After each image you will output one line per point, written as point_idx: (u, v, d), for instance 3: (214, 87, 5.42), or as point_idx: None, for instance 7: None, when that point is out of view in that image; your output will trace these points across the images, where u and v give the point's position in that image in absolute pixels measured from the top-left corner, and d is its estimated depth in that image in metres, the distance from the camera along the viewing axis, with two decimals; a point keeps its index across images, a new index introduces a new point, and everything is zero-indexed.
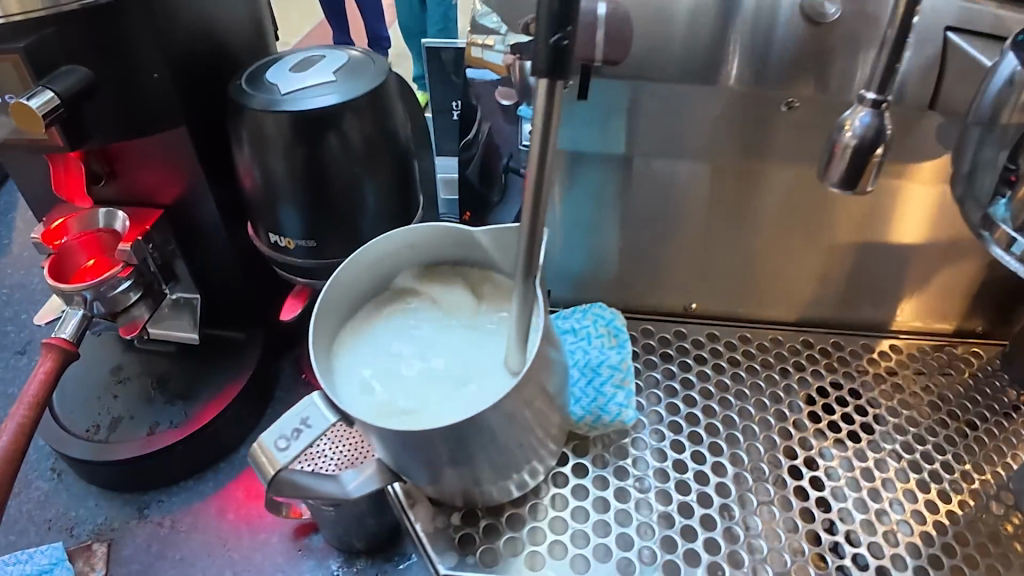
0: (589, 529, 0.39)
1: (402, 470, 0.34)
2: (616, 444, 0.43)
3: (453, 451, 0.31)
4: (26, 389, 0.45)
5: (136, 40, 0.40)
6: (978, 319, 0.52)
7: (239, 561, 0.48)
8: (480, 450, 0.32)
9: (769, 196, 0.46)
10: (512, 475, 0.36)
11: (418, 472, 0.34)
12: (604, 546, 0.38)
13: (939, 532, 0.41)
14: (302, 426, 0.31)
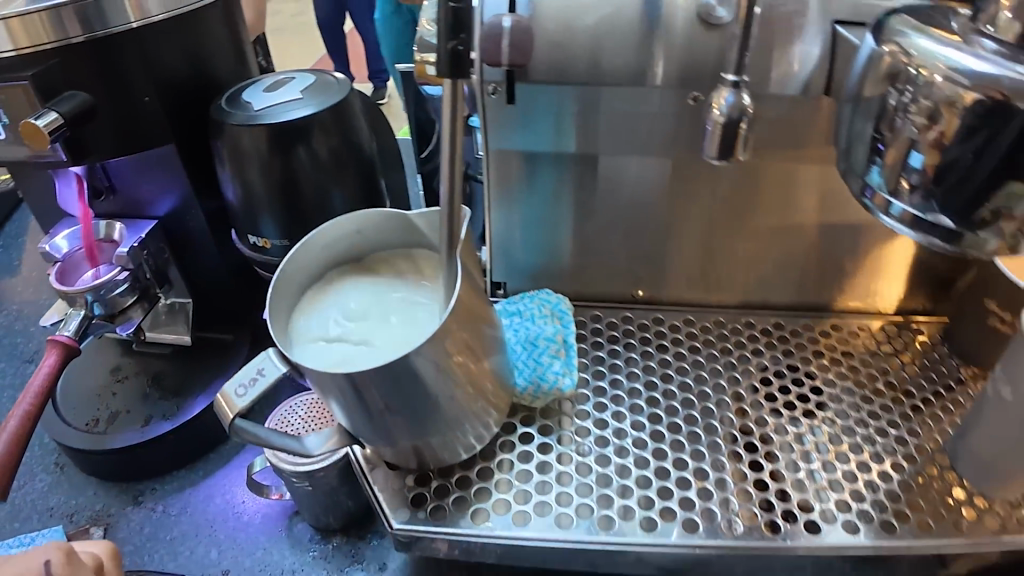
0: (531, 489, 0.42)
1: (352, 429, 0.38)
2: (559, 414, 0.47)
3: (387, 402, 0.35)
4: (34, 383, 0.49)
5: (130, 69, 0.47)
6: (918, 298, 0.55)
7: (224, 540, 0.52)
8: (419, 403, 0.36)
9: (703, 187, 0.50)
10: (455, 435, 0.40)
11: (367, 429, 0.38)
12: (545, 502, 0.42)
13: (870, 490, 0.44)
14: (258, 375, 0.35)
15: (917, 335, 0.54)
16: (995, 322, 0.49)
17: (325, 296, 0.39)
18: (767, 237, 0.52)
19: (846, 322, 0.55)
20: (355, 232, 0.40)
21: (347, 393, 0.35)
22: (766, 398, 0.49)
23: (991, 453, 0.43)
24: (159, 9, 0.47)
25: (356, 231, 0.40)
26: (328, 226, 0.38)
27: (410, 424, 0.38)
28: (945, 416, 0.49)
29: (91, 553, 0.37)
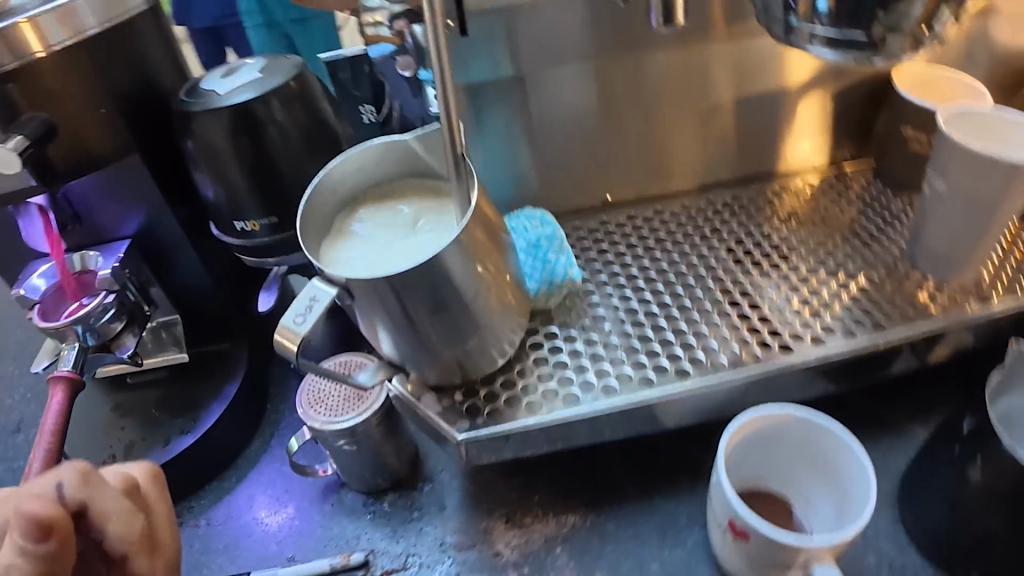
0: (572, 373, 0.45)
1: (403, 347, 0.41)
2: (574, 308, 0.50)
3: (436, 306, 0.38)
4: (45, 423, 0.48)
5: (80, 82, 0.47)
6: (847, 148, 0.62)
7: (274, 536, 0.52)
8: (455, 304, 0.39)
9: (642, 82, 0.55)
10: (496, 336, 0.43)
11: (411, 345, 0.41)
12: (587, 381, 0.45)
13: (854, 302, 0.51)
14: (312, 302, 0.35)
15: (854, 180, 0.61)
16: (916, 146, 0.56)
17: (344, 231, 0.40)
18: (707, 117, 0.58)
19: (791, 182, 0.62)
20: (357, 169, 0.41)
21: (390, 302, 0.37)
22: (745, 254, 0.55)
23: (943, 248, 0.51)
24: (92, 22, 0.47)
25: (357, 167, 0.41)
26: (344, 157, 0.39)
27: (451, 330, 0.40)
28: (895, 235, 0.56)
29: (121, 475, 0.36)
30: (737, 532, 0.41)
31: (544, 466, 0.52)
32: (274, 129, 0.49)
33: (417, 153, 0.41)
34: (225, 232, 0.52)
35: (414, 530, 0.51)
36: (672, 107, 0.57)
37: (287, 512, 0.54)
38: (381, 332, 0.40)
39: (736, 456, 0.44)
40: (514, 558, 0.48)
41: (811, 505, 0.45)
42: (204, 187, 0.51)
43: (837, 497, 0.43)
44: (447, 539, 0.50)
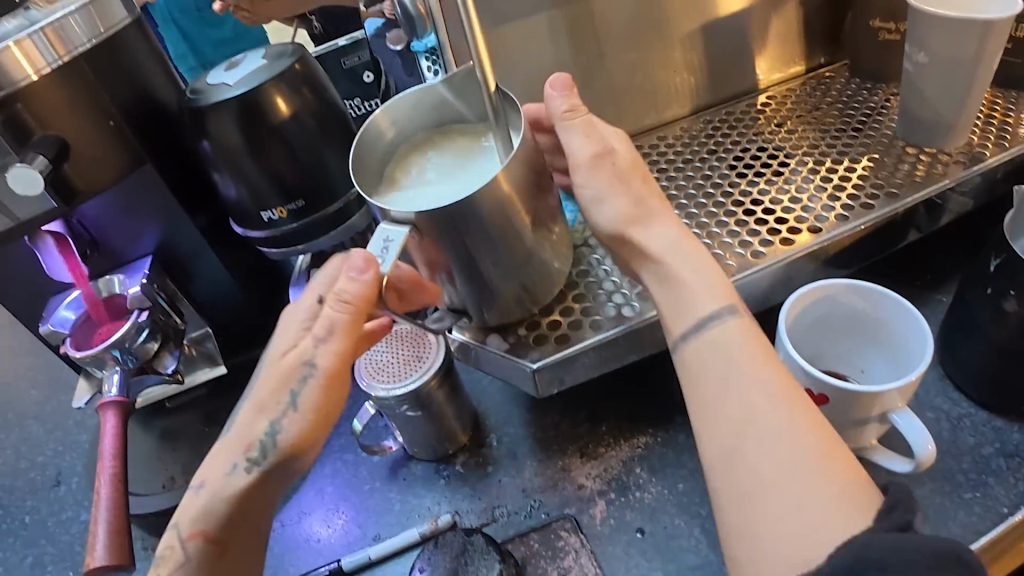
0: (625, 289, 0.46)
1: (466, 287, 0.42)
2: None
3: (492, 238, 0.39)
4: (104, 448, 0.48)
5: (83, 97, 0.47)
6: (817, 53, 0.65)
7: (337, 542, 0.50)
8: (512, 232, 0.40)
9: (623, 15, 0.57)
10: (550, 262, 0.44)
11: (472, 284, 0.42)
12: (641, 292, 0.46)
13: (863, 181, 0.53)
14: (387, 243, 0.37)
15: (833, 81, 0.64)
16: (884, 36, 0.59)
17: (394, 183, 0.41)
18: (690, 41, 0.60)
19: (775, 92, 0.64)
20: (393, 123, 0.42)
21: (451, 238, 0.38)
22: (752, 160, 0.57)
23: (932, 116, 0.53)
24: (84, 38, 0.47)
25: (393, 122, 0.42)
26: (378, 114, 0.40)
27: (506, 262, 0.41)
28: (884, 118, 0.59)
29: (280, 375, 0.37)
30: (815, 399, 0.40)
31: (604, 398, 0.53)
32: (285, 113, 0.49)
33: (447, 100, 0.43)
34: (248, 225, 0.52)
35: (492, 483, 0.51)
36: (653, 37, 0.59)
37: (342, 520, 0.52)
38: (441, 275, 0.42)
39: (794, 338, 0.46)
40: (598, 488, 0.49)
41: (868, 371, 0.48)
42: (221, 185, 0.51)
43: (891, 353, 0.46)
44: (529, 484, 0.50)
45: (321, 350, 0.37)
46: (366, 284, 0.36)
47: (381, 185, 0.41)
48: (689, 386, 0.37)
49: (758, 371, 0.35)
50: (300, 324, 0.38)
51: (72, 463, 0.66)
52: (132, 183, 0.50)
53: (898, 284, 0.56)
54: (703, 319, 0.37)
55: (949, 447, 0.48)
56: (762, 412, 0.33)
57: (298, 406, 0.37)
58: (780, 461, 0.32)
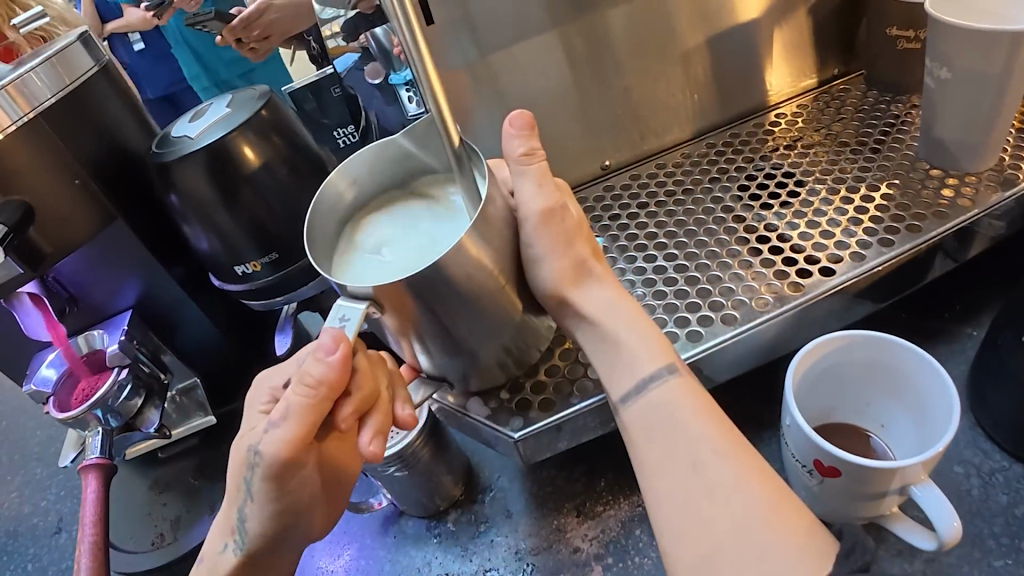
0: None
1: (443, 355, 0.39)
2: None
3: (465, 309, 0.36)
4: (85, 514, 0.47)
5: (46, 161, 0.46)
6: (832, 64, 0.60)
7: None
8: (487, 300, 0.36)
9: (616, 35, 0.53)
10: (534, 322, 0.41)
11: (447, 353, 0.39)
12: None
13: (884, 211, 0.48)
14: (343, 322, 0.34)
15: (849, 93, 0.59)
16: (903, 44, 0.54)
17: (357, 245, 0.39)
18: (691, 59, 0.56)
19: (786, 109, 0.59)
20: (353, 183, 0.40)
21: (417, 311, 0.35)
22: (758, 189, 0.53)
23: (956, 136, 0.48)
24: (47, 93, 0.46)
25: (353, 181, 0.40)
26: (335, 174, 0.39)
27: (483, 331, 0.38)
28: (906, 136, 0.54)
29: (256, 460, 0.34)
30: (827, 471, 0.38)
31: (602, 449, 0.50)
32: (254, 163, 0.48)
33: (410, 152, 0.41)
34: (226, 279, 0.51)
35: (485, 543, 0.48)
36: (648, 58, 0.55)
37: (343, 556, 0.50)
38: (416, 346, 0.39)
39: (803, 392, 0.42)
40: (594, 551, 0.46)
41: (889, 428, 0.43)
42: (194, 240, 0.49)
43: (914, 412, 0.41)
44: (522, 545, 0.47)
45: (270, 436, 0.33)
46: (332, 369, 0.32)
47: (343, 248, 0.39)
48: (636, 451, 0.35)
49: (699, 426, 0.33)
50: (260, 407, 0.37)
51: (72, 509, 0.64)
52: (104, 240, 0.50)
53: (921, 318, 0.52)
54: (641, 379, 0.35)
55: (978, 506, 0.44)
56: (710, 467, 0.32)
57: (254, 497, 0.35)
58: (735, 521, 0.31)
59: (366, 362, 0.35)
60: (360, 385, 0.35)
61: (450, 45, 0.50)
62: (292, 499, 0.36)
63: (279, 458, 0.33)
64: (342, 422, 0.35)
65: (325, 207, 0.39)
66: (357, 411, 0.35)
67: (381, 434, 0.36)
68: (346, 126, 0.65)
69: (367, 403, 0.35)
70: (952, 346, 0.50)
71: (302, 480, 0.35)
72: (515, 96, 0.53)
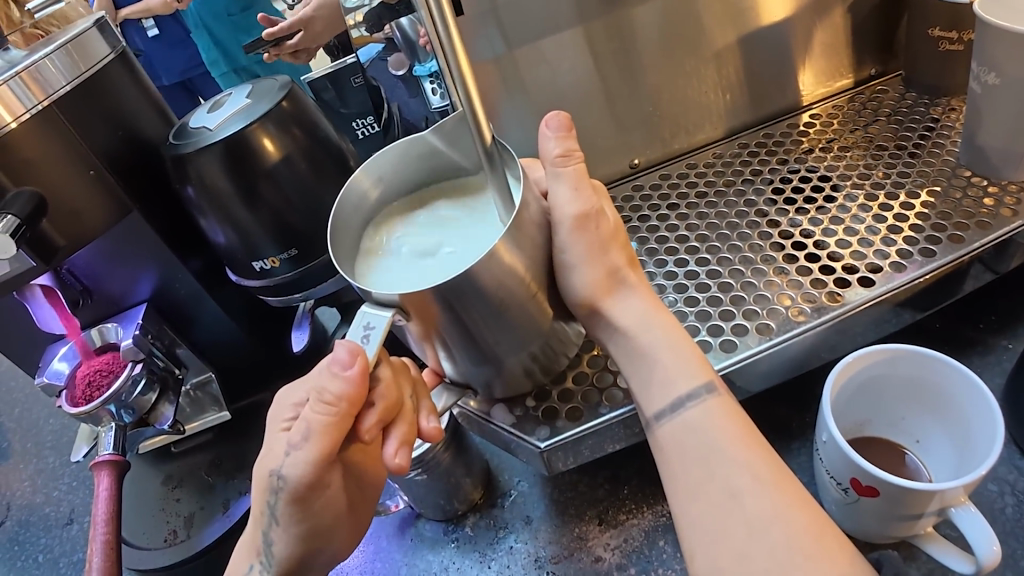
0: None
1: (470, 364, 0.38)
2: None
3: (494, 320, 0.35)
4: (97, 512, 0.46)
5: (59, 150, 0.45)
6: (868, 64, 0.58)
7: None
8: (518, 309, 0.35)
9: (646, 32, 0.52)
10: (564, 328, 0.40)
11: (474, 360, 0.37)
12: None
13: (925, 220, 0.47)
14: (368, 330, 0.33)
15: (886, 94, 0.57)
16: (945, 46, 0.52)
17: (381, 247, 0.38)
18: (725, 56, 0.54)
19: (821, 110, 0.58)
20: (379, 181, 0.39)
21: (447, 319, 0.34)
22: (793, 192, 0.51)
23: (1000, 143, 0.46)
24: (63, 80, 0.45)
25: (380, 179, 0.39)
26: (360, 171, 0.38)
27: (514, 339, 0.37)
28: (946, 141, 0.52)
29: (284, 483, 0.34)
30: (863, 490, 0.37)
31: (627, 456, 0.49)
32: (274, 156, 0.46)
33: (439, 149, 0.39)
34: (243, 275, 0.50)
35: (504, 548, 0.47)
36: (681, 55, 0.53)
37: (359, 550, 0.50)
38: (441, 353, 0.37)
39: (838, 404, 0.41)
40: (617, 561, 0.45)
41: (924, 444, 0.42)
42: (209, 233, 0.48)
43: (952, 430, 0.40)
44: (542, 553, 0.46)
45: (293, 458, 0.33)
46: (350, 383, 0.32)
47: (366, 249, 0.38)
48: (668, 472, 0.34)
49: (737, 452, 0.33)
50: (282, 424, 0.36)
51: (85, 500, 0.63)
52: (119, 233, 0.49)
53: (954, 329, 0.51)
54: (678, 399, 0.35)
55: (1012, 526, 0.43)
56: (748, 495, 0.32)
57: (279, 521, 0.35)
58: (773, 549, 0.30)
59: (389, 373, 0.35)
60: (382, 394, 0.34)
61: (479, 37, 0.49)
62: (317, 520, 0.36)
63: (304, 478, 0.33)
64: (366, 434, 0.34)
65: (349, 206, 0.37)
66: (381, 421, 0.34)
67: (406, 444, 0.36)
68: (366, 117, 0.64)
69: (390, 413, 0.35)
70: (987, 359, 0.49)
71: (327, 500, 0.35)
72: (542, 91, 0.52)
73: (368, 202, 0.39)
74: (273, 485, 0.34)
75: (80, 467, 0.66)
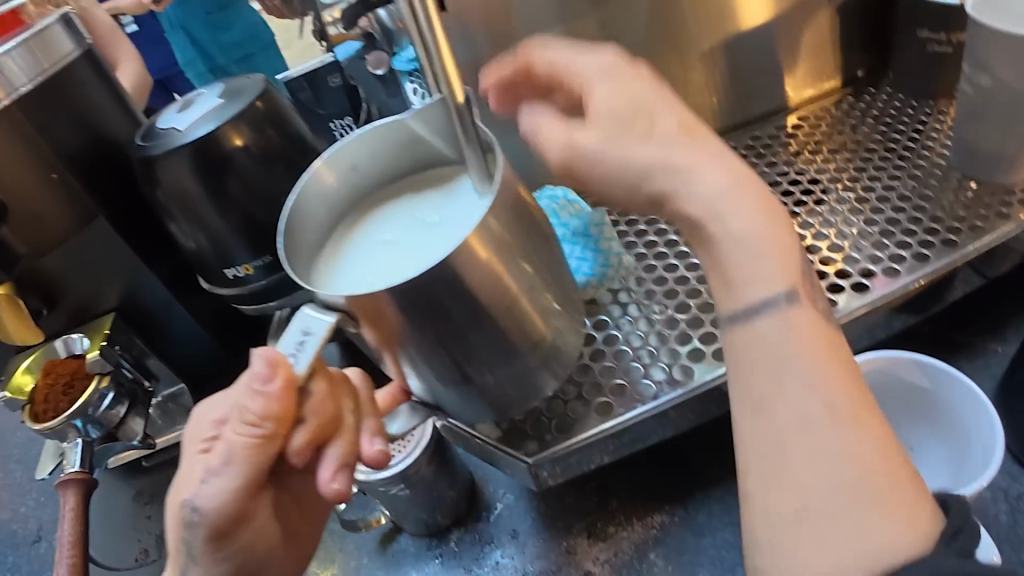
0: (665, 358, 0.42)
1: (438, 401, 0.37)
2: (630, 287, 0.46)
3: (473, 359, 0.34)
4: (62, 532, 0.43)
5: (20, 152, 0.43)
6: (856, 65, 0.58)
7: None
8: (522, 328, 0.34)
9: (631, 30, 0.50)
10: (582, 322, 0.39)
11: (448, 379, 0.35)
12: (681, 366, 0.41)
13: (917, 222, 0.46)
14: (305, 337, 0.31)
15: (874, 96, 0.57)
16: (935, 47, 0.51)
17: (355, 236, 0.37)
18: (713, 56, 0.53)
19: (808, 112, 0.57)
20: (350, 167, 0.37)
21: (408, 343, 0.33)
22: (782, 195, 0.50)
23: (991, 146, 0.46)
24: (24, 78, 0.43)
25: (351, 166, 0.37)
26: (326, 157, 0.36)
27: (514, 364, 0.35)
28: (933, 144, 0.52)
29: (200, 517, 0.32)
30: None
31: (614, 467, 0.48)
32: (246, 158, 0.44)
33: (420, 134, 0.37)
34: (216, 282, 0.48)
35: (490, 563, 0.46)
36: (668, 54, 0.52)
37: (340, 568, 0.48)
38: (405, 367, 0.35)
39: None
40: (606, 575, 0.44)
41: (919, 452, 0.41)
42: (179, 237, 0.46)
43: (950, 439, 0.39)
44: (529, 568, 0.45)
45: (211, 487, 0.32)
46: (272, 399, 0.30)
47: (333, 244, 0.37)
48: (732, 376, 0.29)
49: (816, 372, 0.27)
50: (197, 447, 0.33)
51: (53, 517, 0.60)
52: (85, 238, 0.47)
53: (945, 333, 0.50)
54: (754, 303, 0.28)
55: (1007, 533, 0.42)
56: (816, 428, 0.26)
57: (197, 559, 0.33)
58: (836, 486, 0.25)
59: (324, 387, 0.33)
60: (315, 410, 0.32)
61: (460, 34, 0.47)
62: (244, 553, 0.34)
63: (220, 508, 0.32)
64: (296, 456, 0.32)
65: (318, 196, 0.37)
66: (314, 441, 0.33)
67: (346, 466, 0.34)
68: (344, 117, 0.61)
69: (325, 430, 0.33)
70: (978, 363, 0.48)
71: (254, 529, 0.34)
72: None
73: (347, 193, 0.38)
74: (187, 519, 0.32)
75: (48, 481, 0.63)
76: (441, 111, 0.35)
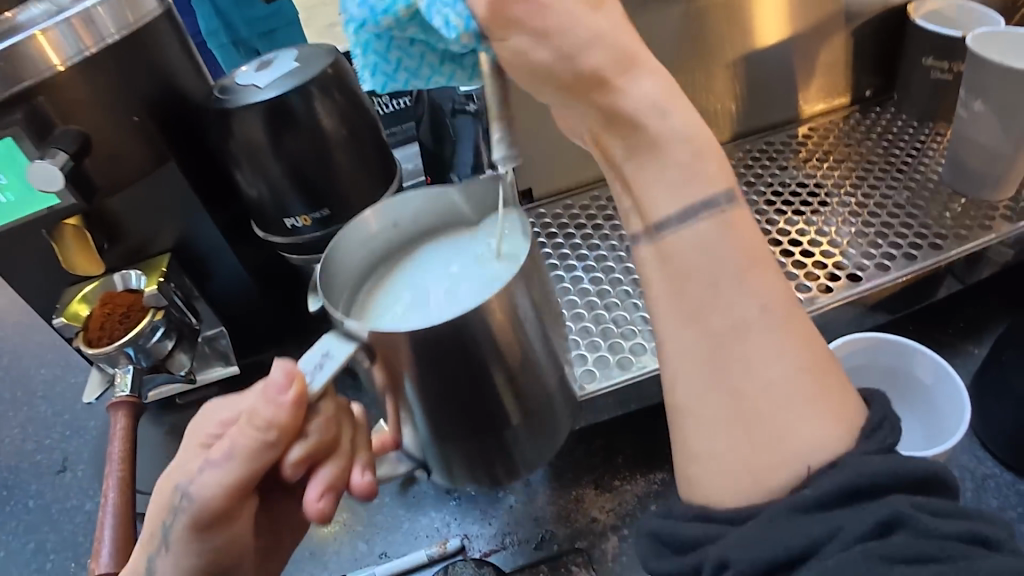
0: None
1: (426, 456, 0.40)
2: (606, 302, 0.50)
3: (469, 421, 0.37)
4: (113, 449, 0.46)
5: (106, 96, 0.47)
6: (864, 86, 0.63)
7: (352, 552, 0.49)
8: None
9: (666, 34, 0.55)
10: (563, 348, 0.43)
11: (441, 437, 0.38)
12: None
13: (909, 227, 0.52)
14: (325, 358, 0.33)
15: (878, 115, 0.63)
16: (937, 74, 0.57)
17: (381, 285, 0.41)
18: (737, 64, 0.58)
19: (818, 124, 0.63)
20: (393, 222, 0.42)
21: (412, 390, 0.36)
22: (790, 197, 0.56)
23: (980, 165, 0.51)
24: (113, 28, 0.46)
25: (394, 222, 0.42)
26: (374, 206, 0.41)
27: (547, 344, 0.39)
28: (928, 161, 0.57)
29: (188, 501, 0.35)
30: None
31: (622, 430, 0.53)
32: (312, 118, 0.48)
33: (457, 204, 0.42)
34: (271, 230, 0.52)
35: (503, 507, 0.50)
36: (697, 60, 0.57)
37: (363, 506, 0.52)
38: (403, 417, 0.38)
39: None
40: (611, 522, 0.48)
41: None
42: (243, 185, 0.50)
43: (925, 413, 0.44)
44: (541, 513, 0.49)
45: (204, 478, 0.35)
46: (282, 410, 0.33)
47: (368, 286, 0.42)
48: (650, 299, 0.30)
49: (750, 279, 0.28)
50: (201, 440, 0.37)
51: (79, 449, 0.63)
52: (153, 180, 0.50)
53: (926, 331, 0.55)
54: (690, 206, 0.29)
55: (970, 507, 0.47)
56: (755, 328, 0.27)
57: (169, 546, 0.36)
58: (769, 384, 0.27)
59: (330, 410, 0.35)
60: (317, 432, 0.35)
61: None
62: (221, 549, 0.37)
63: (209, 499, 0.35)
64: (291, 468, 0.35)
65: (358, 243, 0.41)
66: (309, 460, 0.35)
67: (332, 489, 0.36)
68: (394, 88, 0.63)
69: (321, 452, 0.36)
70: (954, 359, 0.53)
71: (235, 528, 0.37)
72: None
73: (379, 246, 0.42)
74: (175, 505, 0.35)
75: (74, 416, 0.66)
76: (484, 185, 0.41)
